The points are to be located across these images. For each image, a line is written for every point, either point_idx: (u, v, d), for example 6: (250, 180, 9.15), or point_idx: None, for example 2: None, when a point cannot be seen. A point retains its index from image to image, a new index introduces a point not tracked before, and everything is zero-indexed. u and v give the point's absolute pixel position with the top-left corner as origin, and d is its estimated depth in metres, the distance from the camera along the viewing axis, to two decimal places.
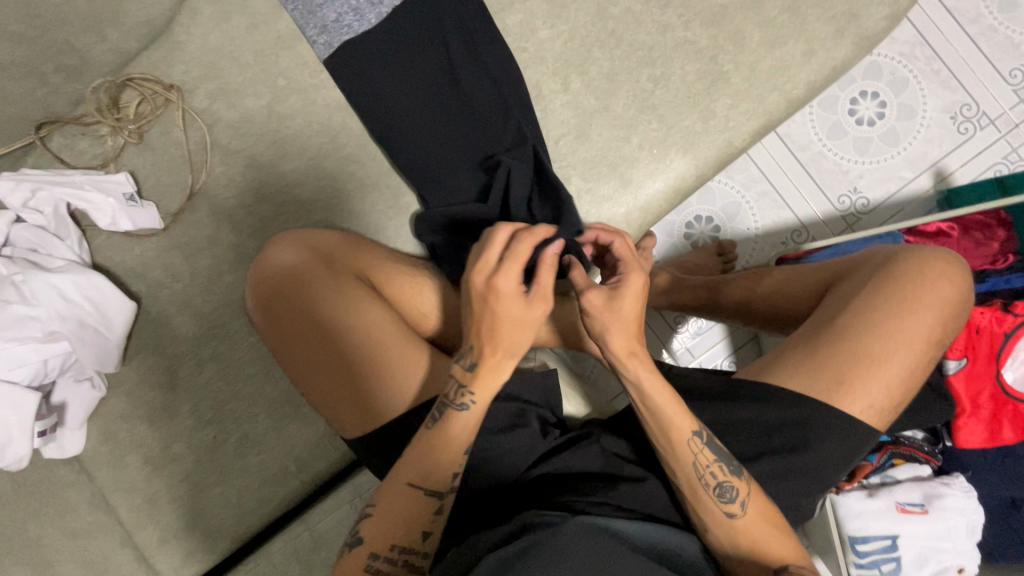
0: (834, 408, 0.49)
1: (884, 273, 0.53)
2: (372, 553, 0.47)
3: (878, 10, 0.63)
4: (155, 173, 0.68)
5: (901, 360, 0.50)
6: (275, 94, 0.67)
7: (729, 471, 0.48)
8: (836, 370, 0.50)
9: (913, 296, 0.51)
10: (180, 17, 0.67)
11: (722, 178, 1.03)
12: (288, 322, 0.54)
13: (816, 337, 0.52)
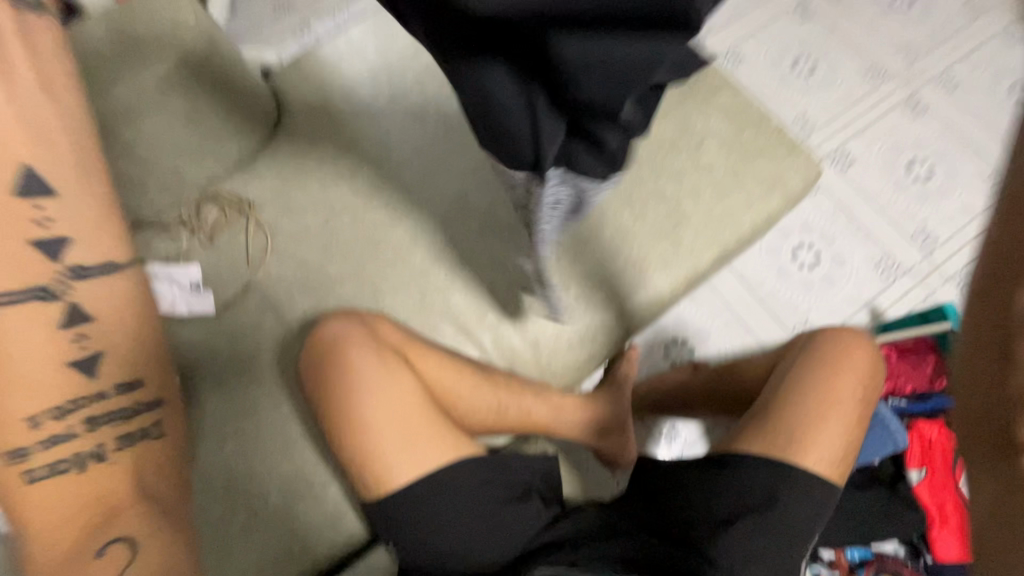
0: (794, 462, 0.59)
1: (815, 347, 0.66)
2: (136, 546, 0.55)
3: (801, 174, 0.83)
4: (216, 270, 0.79)
5: (842, 419, 0.60)
6: (331, 212, 0.82)
7: (823, 483, 0.58)
8: (788, 430, 0.60)
9: (835, 364, 0.63)
10: (264, 153, 0.85)
11: (694, 307, 1.19)
12: (332, 384, 0.62)
13: (770, 403, 0.63)
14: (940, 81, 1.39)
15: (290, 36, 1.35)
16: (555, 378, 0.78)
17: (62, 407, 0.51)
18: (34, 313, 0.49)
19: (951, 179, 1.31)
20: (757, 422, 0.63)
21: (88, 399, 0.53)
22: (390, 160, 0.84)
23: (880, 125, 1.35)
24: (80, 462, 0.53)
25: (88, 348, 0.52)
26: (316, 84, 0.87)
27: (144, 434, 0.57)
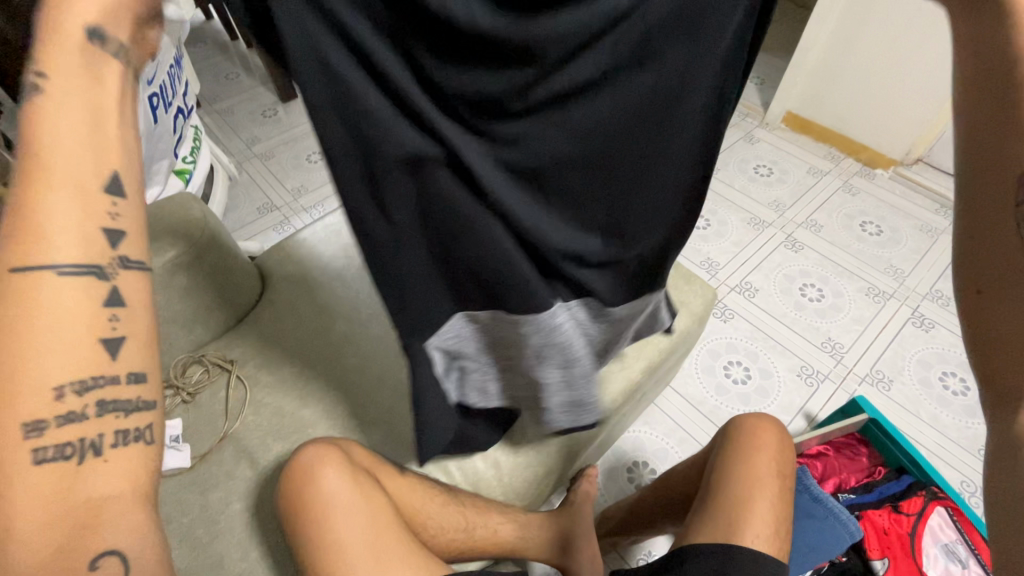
0: (736, 540, 0.71)
1: (732, 442, 0.82)
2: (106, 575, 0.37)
3: (701, 294, 1.02)
4: (196, 425, 0.85)
5: (767, 501, 0.75)
6: (305, 362, 0.92)
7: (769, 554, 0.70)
8: (726, 517, 0.74)
9: (749, 450, 0.80)
10: (248, 319, 0.98)
11: (647, 428, 1.28)
12: (309, 512, 0.66)
13: (706, 499, 0.78)
14: (806, 225, 1.75)
15: (271, 231, 1.59)
16: (518, 496, 0.83)
17: (84, 382, 0.38)
18: (85, 288, 0.38)
19: (839, 297, 1.56)
20: (702, 519, 0.76)
21: (104, 378, 0.38)
22: (360, 315, 0.98)
23: (769, 260, 1.64)
24: (79, 453, 0.38)
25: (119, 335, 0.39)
26: (298, 260, 1.05)
27: (138, 435, 0.41)
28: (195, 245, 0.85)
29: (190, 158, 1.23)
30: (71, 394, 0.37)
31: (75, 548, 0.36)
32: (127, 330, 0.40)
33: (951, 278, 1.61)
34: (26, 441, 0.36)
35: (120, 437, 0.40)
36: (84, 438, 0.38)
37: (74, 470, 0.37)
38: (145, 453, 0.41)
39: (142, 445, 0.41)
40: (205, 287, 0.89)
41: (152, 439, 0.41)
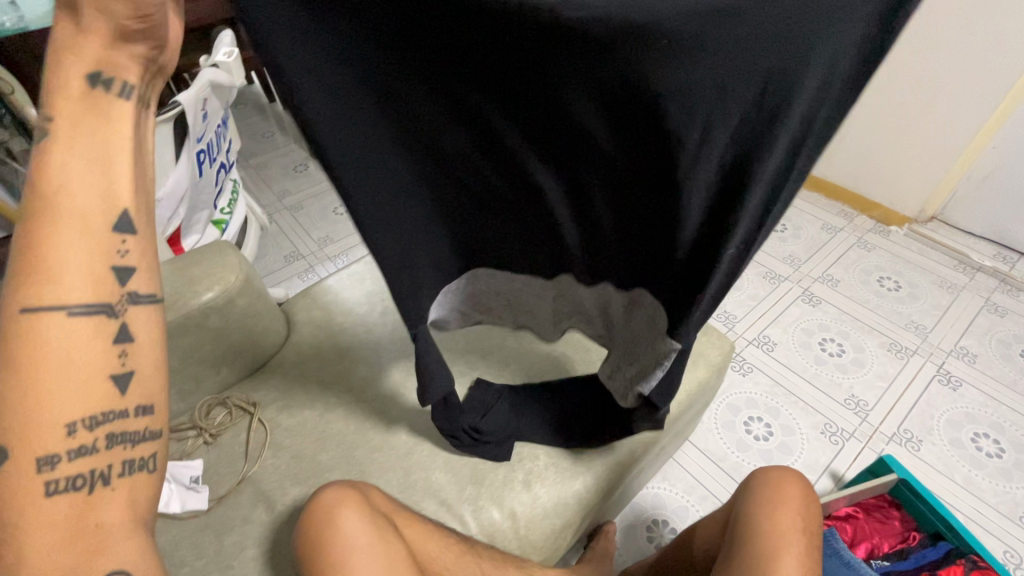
0: None
1: (754, 496, 0.79)
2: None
3: (719, 346, 1.01)
4: (216, 466, 0.86)
5: (793, 559, 0.72)
6: (325, 406, 0.93)
7: None
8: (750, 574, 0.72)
9: (774, 500, 0.77)
10: (272, 362, 1.01)
11: (666, 485, 1.25)
12: (328, 555, 0.66)
13: (729, 554, 0.76)
14: (822, 279, 1.75)
15: (296, 278, 1.65)
16: (533, 550, 0.81)
17: (93, 417, 0.44)
18: (98, 329, 0.44)
19: (860, 352, 1.54)
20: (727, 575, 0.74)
21: (114, 413, 0.45)
22: (380, 360, 1.00)
23: (787, 314, 1.64)
24: (93, 480, 0.45)
25: (126, 365, 0.46)
26: (323, 305, 1.09)
27: (143, 463, 0.48)
28: (229, 289, 0.89)
29: (227, 209, 1.31)
30: (82, 429, 0.44)
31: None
32: (135, 363, 0.46)
33: (976, 335, 1.58)
34: (41, 474, 0.43)
35: (125, 467, 0.46)
36: (95, 469, 0.45)
37: (86, 497, 0.44)
38: (147, 479, 0.48)
39: (144, 472, 0.47)
40: (234, 330, 0.93)
41: (153, 467, 0.48)
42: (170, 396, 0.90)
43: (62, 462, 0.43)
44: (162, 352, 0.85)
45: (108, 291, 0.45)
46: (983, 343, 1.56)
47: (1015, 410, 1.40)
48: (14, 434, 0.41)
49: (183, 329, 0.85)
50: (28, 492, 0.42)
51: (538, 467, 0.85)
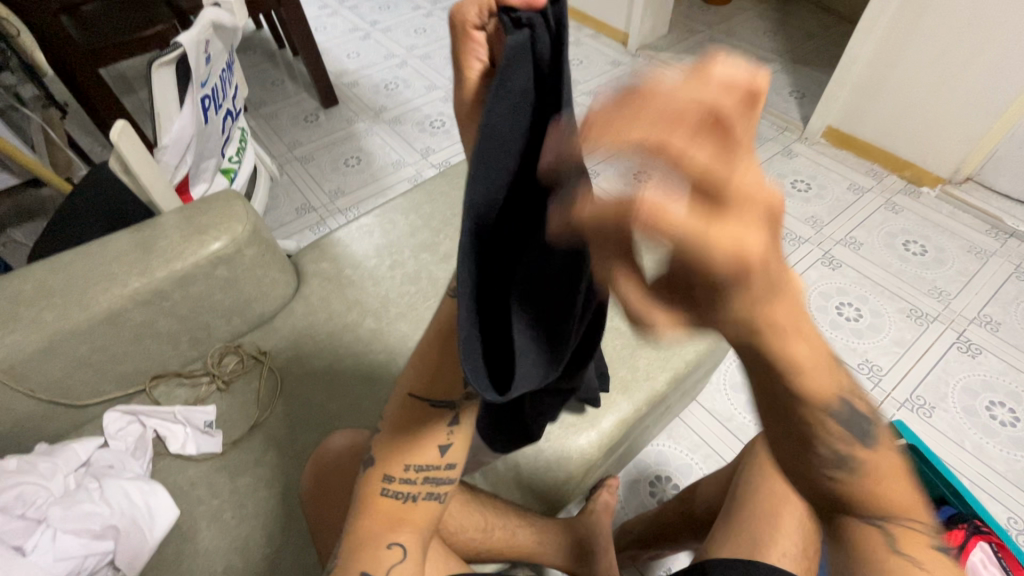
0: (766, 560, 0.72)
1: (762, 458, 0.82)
2: (385, 477, 0.64)
3: None
4: (229, 412, 0.88)
5: (793, 516, 0.75)
6: (334, 357, 0.94)
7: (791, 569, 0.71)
8: (751, 533, 0.76)
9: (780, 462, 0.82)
10: (282, 313, 1.01)
11: (671, 443, 1.26)
12: (324, 506, 0.71)
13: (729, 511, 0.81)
14: (844, 242, 1.70)
15: (307, 231, 1.72)
16: (536, 500, 0.82)
17: (424, 469, 0.64)
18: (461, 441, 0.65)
19: (877, 317, 1.51)
20: (727, 528, 0.79)
21: (430, 466, 0.64)
22: (389, 313, 1.00)
23: (805, 277, 1.61)
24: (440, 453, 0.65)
25: (451, 439, 0.64)
26: (332, 257, 1.08)
27: (440, 481, 0.65)
28: (237, 239, 0.88)
29: (235, 158, 1.29)
30: (445, 465, 0.64)
31: (409, 446, 0.64)
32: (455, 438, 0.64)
33: (1001, 302, 1.53)
34: (409, 468, 0.64)
35: (433, 491, 0.65)
36: (419, 491, 0.64)
37: (443, 475, 0.65)
38: (435, 506, 0.65)
39: (437, 493, 0.65)
40: (243, 280, 0.92)
41: (441, 496, 0.65)
42: (183, 342, 0.91)
43: (433, 468, 0.64)
44: (173, 300, 0.85)
45: (443, 430, 0.63)
46: (1008, 310, 1.51)
47: None
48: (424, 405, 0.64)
49: (193, 278, 0.85)
50: (431, 455, 0.64)
51: (543, 422, 0.85)
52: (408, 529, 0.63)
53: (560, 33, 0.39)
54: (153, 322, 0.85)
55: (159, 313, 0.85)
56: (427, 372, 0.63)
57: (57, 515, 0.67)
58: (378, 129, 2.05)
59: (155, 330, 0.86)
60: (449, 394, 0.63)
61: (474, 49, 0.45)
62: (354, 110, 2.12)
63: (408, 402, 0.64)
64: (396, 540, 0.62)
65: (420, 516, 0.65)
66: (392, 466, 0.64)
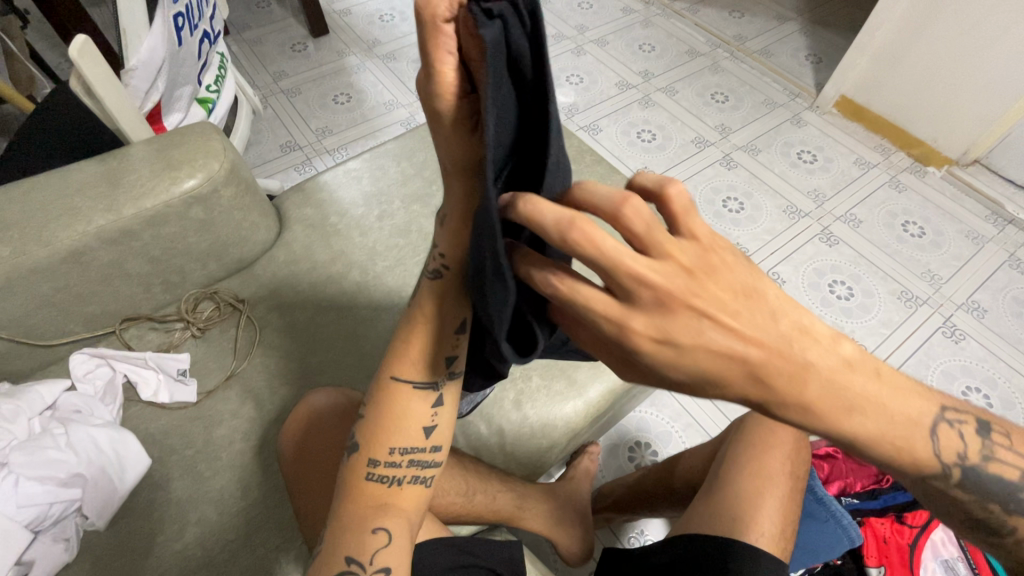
0: (744, 537, 0.73)
1: (747, 441, 0.85)
2: (369, 462, 0.61)
3: None
4: (204, 360, 0.85)
5: (774, 500, 0.77)
6: (316, 310, 0.90)
7: (770, 549, 0.73)
8: (732, 510, 0.77)
9: (766, 444, 0.83)
10: (262, 260, 0.95)
11: (653, 410, 1.26)
12: (307, 478, 0.67)
13: (711, 486, 0.82)
14: (845, 219, 1.68)
15: (292, 170, 1.63)
16: (517, 466, 0.81)
17: (406, 451, 0.61)
18: (447, 422, 0.63)
19: (868, 297, 1.51)
20: (708, 504, 0.80)
21: (414, 449, 0.61)
22: (375, 267, 0.96)
23: (801, 252, 1.60)
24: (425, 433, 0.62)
25: (434, 421, 0.62)
26: (317, 203, 1.02)
27: (426, 462, 0.62)
28: (213, 178, 0.82)
29: (214, 87, 1.19)
30: (428, 449, 0.62)
31: (390, 429, 0.61)
32: (438, 420, 0.62)
33: (991, 289, 1.53)
34: (391, 453, 0.61)
35: (416, 475, 0.62)
36: (403, 475, 0.62)
37: (427, 457, 0.62)
38: (422, 492, 0.63)
39: (421, 482, 0.62)
40: (220, 223, 0.86)
41: (427, 482, 0.63)
42: (155, 285, 0.86)
43: (415, 451, 0.62)
44: (144, 241, 0.80)
45: (425, 415, 0.61)
46: (997, 298, 1.52)
47: (1014, 367, 1.39)
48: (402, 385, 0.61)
49: (165, 217, 0.79)
50: (413, 437, 0.61)
51: (530, 389, 0.83)
52: (395, 514, 0.60)
53: (535, 25, 0.36)
54: (121, 263, 0.80)
55: (128, 254, 0.80)
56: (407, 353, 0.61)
57: (19, 461, 0.64)
58: (370, 64, 1.91)
59: (124, 272, 0.81)
60: (433, 377, 0.61)
61: (443, 40, 0.40)
62: (345, 41, 1.98)
63: (389, 388, 0.61)
64: (381, 524, 0.59)
65: (408, 500, 0.62)
66: (376, 450, 0.61)
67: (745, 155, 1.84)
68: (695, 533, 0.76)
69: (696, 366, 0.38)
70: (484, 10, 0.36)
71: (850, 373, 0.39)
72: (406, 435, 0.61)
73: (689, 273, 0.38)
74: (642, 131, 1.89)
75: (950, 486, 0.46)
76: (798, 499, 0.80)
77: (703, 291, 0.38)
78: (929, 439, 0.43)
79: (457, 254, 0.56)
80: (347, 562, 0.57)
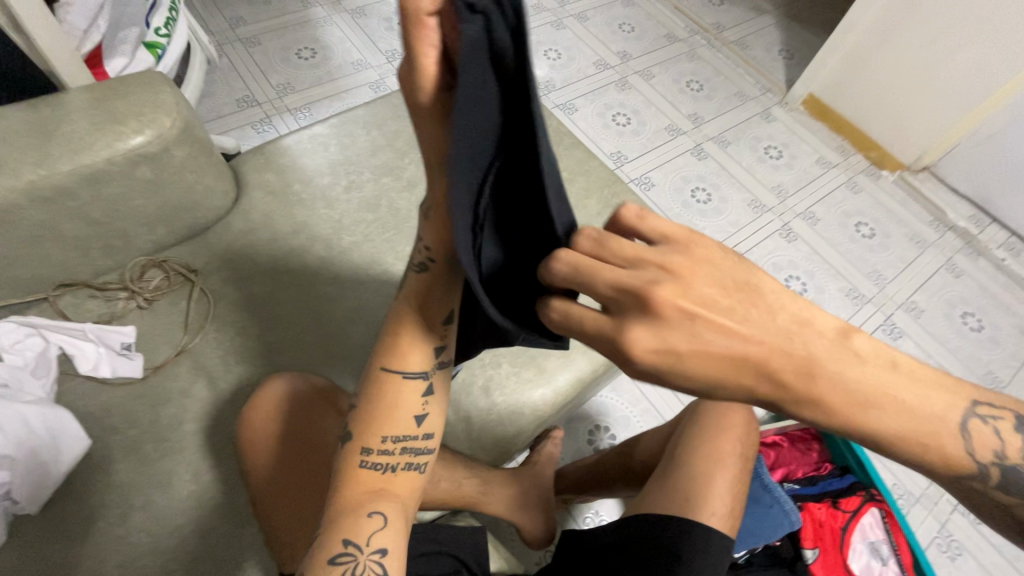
0: (695, 519, 0.76)
1: (699, 426, 0.87)
2: (363, 450, 0.59)
3: None
4: (151, 333, 0.79)
5: (724, 481, 0.81)
6: (276, 285, 0.85)
7: (717, 528, 0.76)
8: (684, 491, 0.79)
9: (719, 427, 0.86)
10: (217, 227, 0.89)
11: (613, 395, 1.29)
12: (283, 475, 0.65)
13: (665, 467, 0.85)
14: (804, 216, 1.74)
15: (249, 128, 1.53)
16: (483, 452, 0.81)
17: (399, 438, 0.60)
18: (437, 410, 0.62)
19: (820, 293, 1.58)
20: (661, 485, 0.82)
21: (407, 436, 0.60)
22: (341, 242, 0.91)
23: (762, 246, 1.65)
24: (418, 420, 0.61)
25: (425, 408, 0.61)
26: (279, 169, 0.95)
27: (420, 448, 0.61)
28: (164, 135, 0.74)
29: (164, 30, 1.08)
30: (422, 435, 0.61)
31: (380, 419, 0.59)
32: (429, 408, 0.61)
33: (928, 291, 1.64)
34: (384, 440, 0.59)
35: (410, 462, 0.61)
36: (396, 462, 0.60)
37: (421, 444, 0.61)
38: (417, 478, 0.61)
39: (415, 471, 0.61)
40: (170, 185, 0.79)
41: (421, 467, 0.61)
42: (95, 249, 0.78)
43: (408, 439, 0.60)
44: (82, 201, 0.72)
45: (416, 404, 0.60)
46: (932, 299, 1.62)
47: (942, 364, 1.50)
48: (392, 375, 0.59)
49: (107, 176, 0.72)
50: (404, 425, 0.60)
51: (499, 376, 0.83)
52: (391, 500, 0.59)
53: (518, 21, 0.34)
54: (55, 224, 0.72)
55: (63, 215, 0.72)
56: (396, 343, 0.59)
57: None
58: (339, 18, 1.79)
59: (59, 234, 0.73)
60: (422, 366, 0.59)
61: (427, 35, 0.39)
62: None
63: (379, 378, 0.60)
64: (377, 507, 0.57)
65: (403, 486, 0.60)
66: (369, 436, 0.59)
67: (715, 145, 1.86)
68: (648, 512, 0.79)
69: (699, 370, 0.39)
70: (464, 5, 0.35)
71: (860, 364, 0.40)
72: (398, 423, 0.60)
73: (671, 276, 0.40)
74: (617, 114, 1.88)
75: (989, 489, 0.43)
76: (746, 480, 0.83)
77: (686, 289, 0.39)
78: (960, 439, 0.42)
79: (443, 245, 0.54)
80: (345, 543, 0.55)
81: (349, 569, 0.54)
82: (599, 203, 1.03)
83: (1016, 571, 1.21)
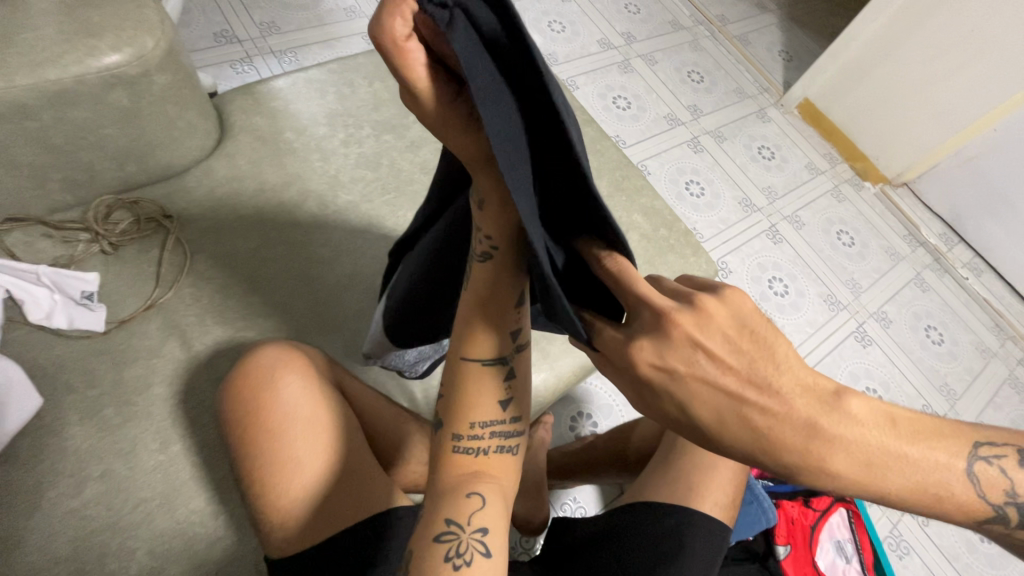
0: (695, 508, 0.75)
1: None
2: (454, 435, 0.54)
3: (705, 270, 0.97)
4: (117, 283, 0.70)
5: (728, 471, 0.80)
6: (263, 241, 0.77)
7: (718, 517, 0.75)
8: (686, 480, 0.78)
9: None
10: (197, 170, 0.79)
11: (598, 382, 1.27)
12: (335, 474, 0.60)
13: (666, 455, 0.83)
14: (791, 219, 1.76)
15: (227, 66, 1.39)
16: None
17: (486, 423, 0.55)
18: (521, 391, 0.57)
19: (800, 297, 1.61)
20: (662, 472, 0.81)
21: (492, 421, 0.55)
22: (337, 200, 0.83)
23: (749, 245, 1.66)
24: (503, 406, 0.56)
25: (509, 393, 0.56)
26: (269, 112, 0.86)
27: (510, 430, 0.56)
28: (144, 57, 0.64)
29: None
30: (510, 418, 0.56)
31: (462, 406, 0.55)
32: (513, 391, 0.56)
33: (898, 303, 1.70)
34: (472, 427, 0.54)
35: (501, 445, 0.55)
36: (486, 446, 0.54)
37: (511, 426, 0.56)
38: (510, 459, 0.56)
39: (509, 453, 0.56)
40: (147, 116, 0.69)
41: (513, 449, 0.56)
42: (53, 180, 0.68)
43: (493, 425, 0.55)
44: (42, 123, 0.61)
45: (498, 390, 0.55)
46: (901, 311, 1.69)
47: (904, 373, 1.57)
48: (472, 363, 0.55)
49: (74, 98, 0.62)
50: (490, 409, 0.55)
51: None
52: (491, 482, 0.53)
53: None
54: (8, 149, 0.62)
55: (19, 139, 0.61)
56: (470, 331, 0.54)
57: None
58: None
59: (12, 161, 0.63)
60: (501, 350, 0.55)
61: (413, 57, 0.41)
62: None
63: (458, 368, 0.55)
64: (476, 488, 0.52)
65: (498, 468, 0.55)
66: (456, 422, 0.55)
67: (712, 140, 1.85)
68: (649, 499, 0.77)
69: (690, 404, 0.40)
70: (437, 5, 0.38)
71: (855, 423, 0.38)
72: (484, 408, 0.55)
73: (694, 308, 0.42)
74: (618, 97, 1.83)
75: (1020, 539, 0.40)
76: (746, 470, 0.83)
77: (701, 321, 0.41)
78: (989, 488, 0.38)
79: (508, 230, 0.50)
80: (447, 522, 0.50)
81: (453, 548, 0.49)
82: (609, 185, 0.99)
83: (955, 571, 1.29)
